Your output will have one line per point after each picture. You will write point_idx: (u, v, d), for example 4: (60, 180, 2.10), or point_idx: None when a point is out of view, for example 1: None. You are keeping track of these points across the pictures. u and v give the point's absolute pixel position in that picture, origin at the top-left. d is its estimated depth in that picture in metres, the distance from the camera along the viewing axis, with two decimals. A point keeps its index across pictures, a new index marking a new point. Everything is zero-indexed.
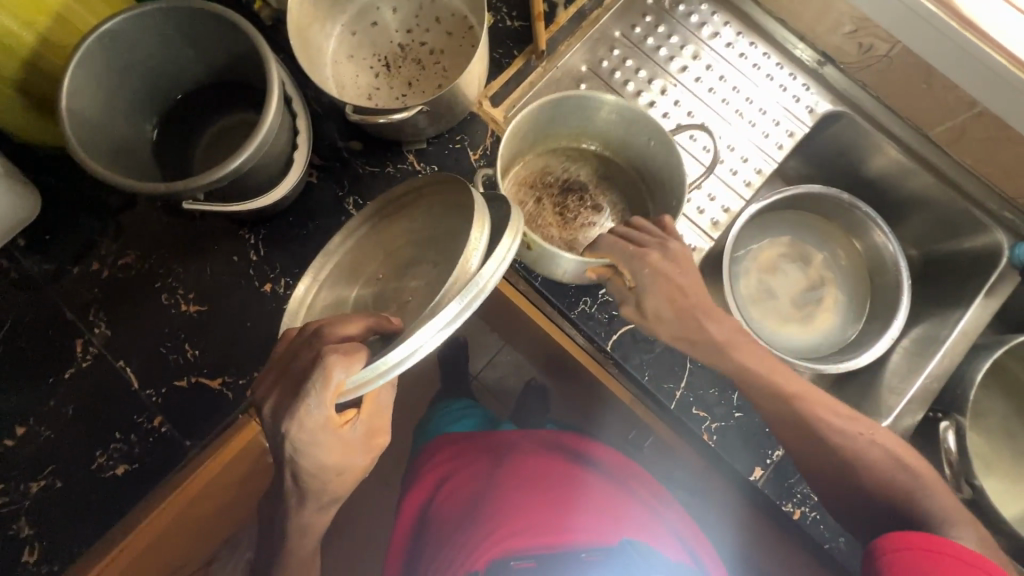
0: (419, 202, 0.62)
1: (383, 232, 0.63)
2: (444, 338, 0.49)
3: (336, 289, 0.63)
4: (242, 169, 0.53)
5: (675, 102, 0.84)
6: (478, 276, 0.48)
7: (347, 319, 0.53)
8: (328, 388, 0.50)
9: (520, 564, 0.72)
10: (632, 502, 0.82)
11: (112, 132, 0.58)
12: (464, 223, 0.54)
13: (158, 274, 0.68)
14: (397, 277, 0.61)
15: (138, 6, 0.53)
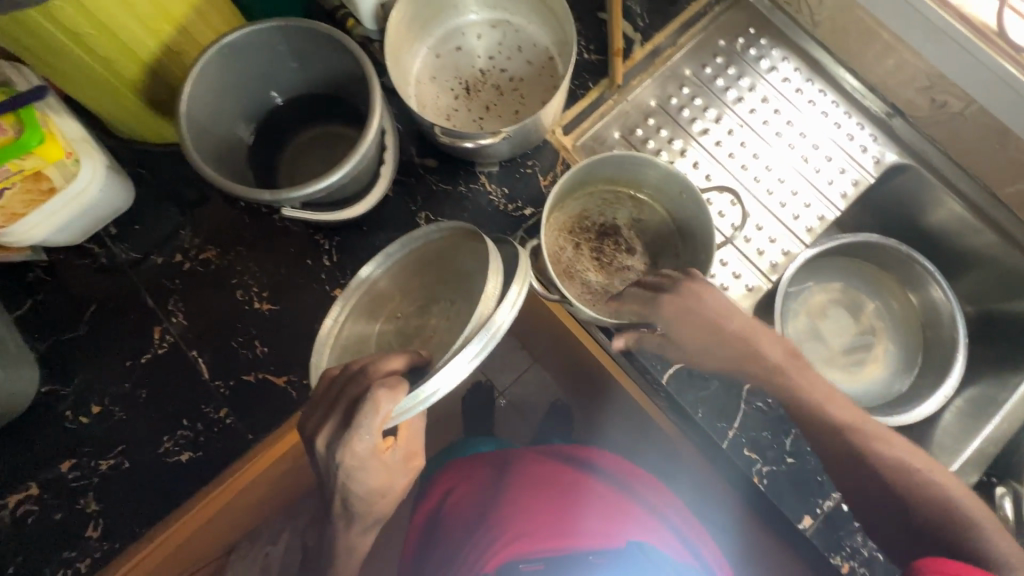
0: (431, 245, 0.63)
1: (407, 274, 0.65)
2: (475, 366, 0.51)
3: (360, 326, 0.65)
4: (339, 182, 0.56)
5: (741, 143, 0.85)
6: (498, 308, 0.52)
7: (384, 357, 0.54)
8: (377, 418, 0.51)
9: (529, 566, 0.71)
10: (640, 499, 0.79)
11: (215, 137, 0.62)
12: (479, 269, 0.57)
13: (235, 270, 0.72)
14: (420, 314, 0.64)
15: (256, 23, 0.57)
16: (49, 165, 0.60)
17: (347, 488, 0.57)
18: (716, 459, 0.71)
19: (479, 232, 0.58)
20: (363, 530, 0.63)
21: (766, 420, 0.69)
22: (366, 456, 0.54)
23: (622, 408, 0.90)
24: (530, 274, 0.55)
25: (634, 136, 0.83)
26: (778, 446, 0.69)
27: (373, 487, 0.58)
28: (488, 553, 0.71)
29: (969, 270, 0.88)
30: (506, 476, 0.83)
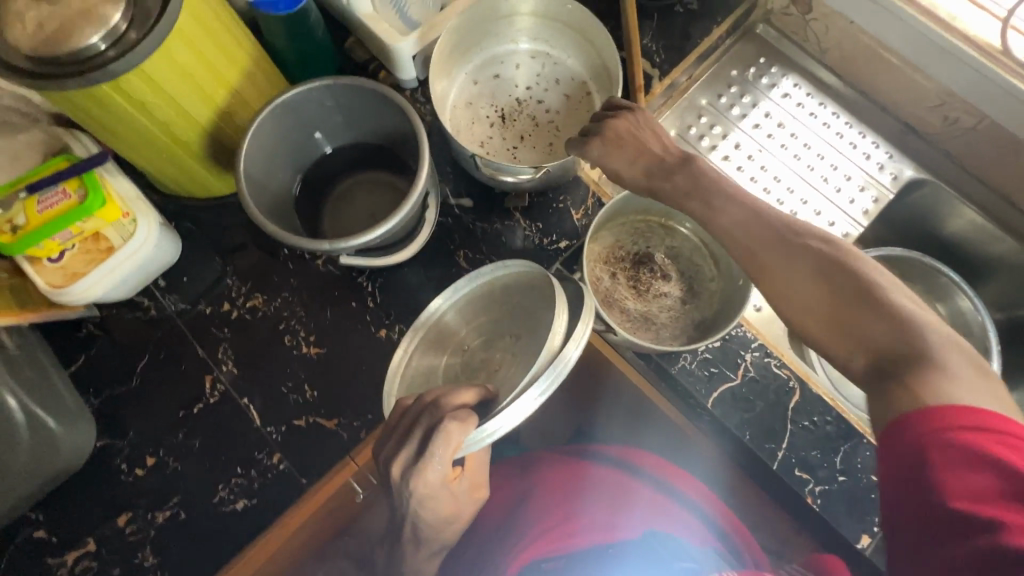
0: (496, 281, 0.67)
1: (472, 309, 0.69)
2: (540, 403, 0.52)
3: (426, 359, 0.69)
4: (391, 230, 0.59)
5: (761, 167, 0.88)
6: (564, 346, 0.54)
7: (457, 389, 0.57)
8: (448, 448, 0.52)
9: (551, 565, 0.68)
10: (645, 477, 0.74)
11: (268, 189, 0.65)
12: (547, 308, 0.59)
13: (283, 316, 0.73)
14: (484, 348, 0.68)
15: (309, 81, 0.61)
16: (108, 225, 0.63)
17: (418, 517, 0.59)
18: (766, 478, 0.71)
19: (545, 270, 0.61)
20: (429, 555, 0.65)
21: (815, 440, 0.70)
22: (436, 484, 0.56)
23: (658, 433, 0.86)
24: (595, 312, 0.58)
25: None
26: (829, 465, 0.69)
27: (439, 513, 0.60)
28: (511, 555, 0.68)
29: (995, 277, 0.88)
30: (513, 474, 0.79)
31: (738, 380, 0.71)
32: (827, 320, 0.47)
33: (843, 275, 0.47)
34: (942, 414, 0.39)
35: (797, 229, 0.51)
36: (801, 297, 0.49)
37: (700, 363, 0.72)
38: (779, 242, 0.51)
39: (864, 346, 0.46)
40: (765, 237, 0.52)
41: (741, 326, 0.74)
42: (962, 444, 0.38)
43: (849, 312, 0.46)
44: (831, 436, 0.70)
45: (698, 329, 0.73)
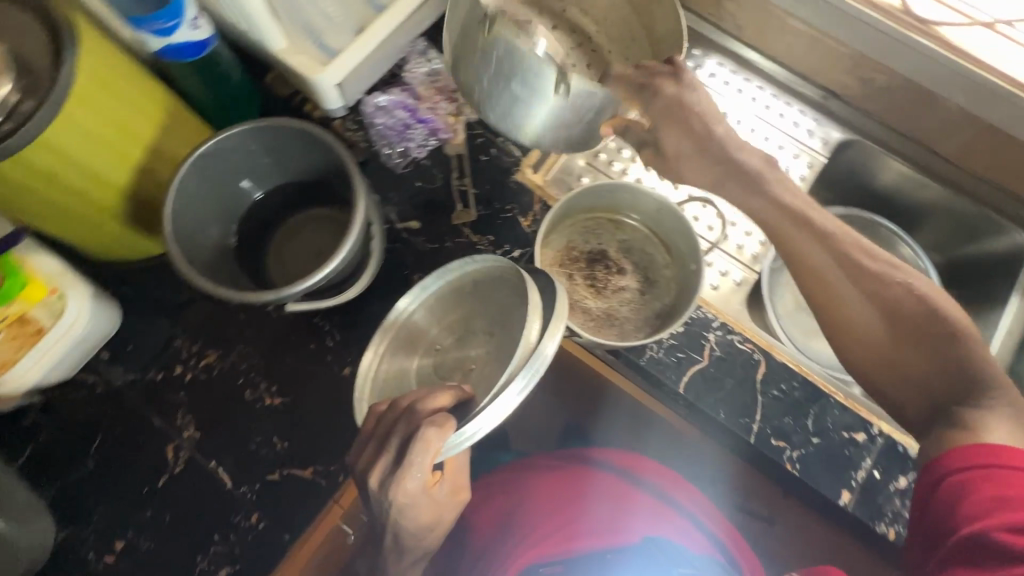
0: (465, 275, 0.66)
1: (441, 305, 0.67)
2: (522, 401, 0.53)
3: (398, 361, 0.67)
4: (336, 269, 0.57)
5: None
6: (538, 343, 0.54)
7: (433, 392, 0.56)
8: (428, 456, 0.51)
9: (549, 568, 0.70)
10: (647, 486, 0.73)
11: (203, 243, 0.63)
12: (519, 304, 0.59)
13: (241, 370, 0.71)
14: (457, 347, 0.66)
15: (228, 129, 0.59)
16: (35, 306, 0.60)
17: (398, 526, 0.55)
18: (746, 452, 0.73)
19: (515, 264, 0.61)
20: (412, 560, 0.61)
21: (786, 407, 0.72)
22: (417, 492, 0.53)
23: (654, 427, 0.87)
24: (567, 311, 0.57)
25: (598, 160, 0.88)
26: (802, 429, 0.71)
27: (420, 515, 0.56)
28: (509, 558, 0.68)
29: (927, 222, 0.93)
30: (507, 476, 0.77)
31: (705, 362, 0.73)
32: (888, 357, 0.52)
33: (902, 316, 0.52)
34: (976, 453, 0.47)
35: (868, 264, 0.53)
36: (862, 333, 0.53)
37: (667, 351, 0.73)
38: (852, 277, 0.53)
39: (924, 381, 0.51)
40: (840, 274, 0.53)
41: (700, 308, 0.75)
42: (992, 479, 0.46)
43: (909, 352, 0.52)
44: (800, 401, 0.72)
45: (660, 319, 0.74)
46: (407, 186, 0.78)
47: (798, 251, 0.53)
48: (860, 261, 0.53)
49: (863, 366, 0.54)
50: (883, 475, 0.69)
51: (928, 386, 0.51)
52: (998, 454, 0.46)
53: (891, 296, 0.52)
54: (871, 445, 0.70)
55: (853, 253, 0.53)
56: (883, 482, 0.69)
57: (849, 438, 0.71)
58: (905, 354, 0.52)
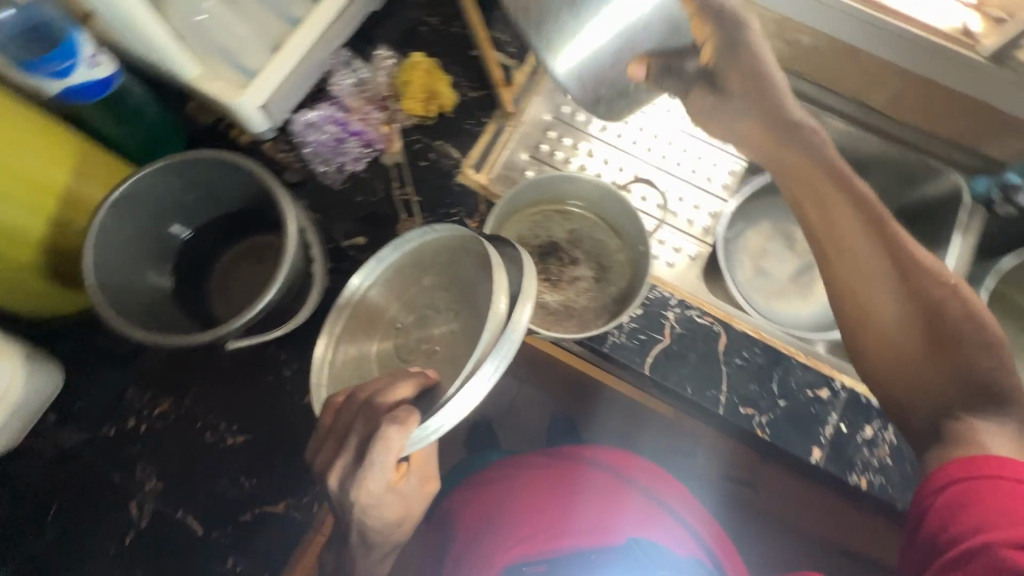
0: (425, 245, 0.65)
1: (399, 281, 0.66)
2: (495, 381, 0.53)
3: (355, 343, 0.65)
4: (276, 299, 0.55)
5: (638, 128, 0.90)
6: (507, 324, 0.54)
7: (394, 383, 0.54)
8: (389, 453, 0.50)
9: (533, 568, 0.70)
10: (635, 486, 0.75)
11: (135, 289, 0.60)
12: (483, 277, 0.58)
13: (197, 412, 0.68)
14: (418, 326, 0.65)
15: (143, 168, 0.56)
16: None
17: (364, 524, 0.54)
18: (717, 423, 0.74)
19: (477, 234, 0.59)
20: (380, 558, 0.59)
21: (750, 374, 0.73)
22: (381, 491, 0.52)
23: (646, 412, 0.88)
24: (535, 289, 0.57)
25: (541, 151, 0.88)
26: (768, 394, 0.72)
27: (387, 516, 0.55)
28: (493, 555, 0.69)
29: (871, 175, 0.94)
30: (495, 478, 0.77)
31: (667, 340, 0.73)
32: (897, 350, 0.54)
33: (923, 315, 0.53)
34: (971, 463, 0.47)
35: (917, 263, 0.54)
36: (878, 323, 0.55)
37: (628, 335, 0.73)
38: (892, 270, 0.54)
39: (925, 382, 0.53)
40: (879, 266, 0.54)
41: (656, 288, 0.75)
42: (989, 488, 0.46)
43: (919, 352, 0.53)
44: (762, 366, 0.73)
45: (617, 304, 0.74)
46: (347, 202, 0.77)
47: (842, 231, 0.55)
48: (908, 256, 0.54)
49: (869, 355, 0.56)
50: (849, 428, 0.71)
51: (933, 388, 0.52)
52: (999, 465, 0.46)
53: (932, 297, 0.53)
54: (835, 401, 0.72)
55: (907, 248, 0.54)
56: (851, 435, 0.70)
57: (813, 396, 0.72)
58: (916, 353, 0.53)
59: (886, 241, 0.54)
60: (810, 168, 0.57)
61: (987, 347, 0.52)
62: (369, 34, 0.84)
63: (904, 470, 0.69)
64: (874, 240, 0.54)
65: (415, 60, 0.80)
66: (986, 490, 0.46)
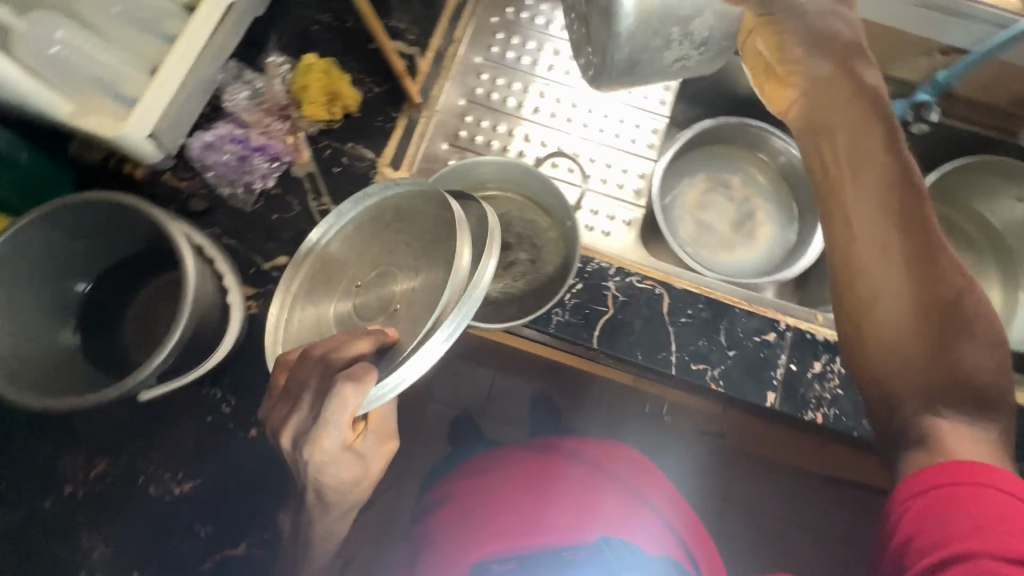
0: (387, 201, 0.63)
1: (358, 236, 0.64)
2: (448, 347, 0.53)
3: (310, 303, 0.62)
4: (184, 338, 0.52)
5: (556, 100, 0.89)
6: (468, 285, 0.54)
7: (349, 339, 0.52)
8: (345, 413, 0.49)
9: (502, 566, 0.66)
10: (613, 487, 0.74)
11: (34, 353, 0.56)
12: (448, 231, 0.56)
13: (137, 467, 0.65)
14: (375, 283, 0.61)
15: (14, 223, 0.52)
16: None
17: (317, 481, 0.53)
18: (671, 383, 0.74)
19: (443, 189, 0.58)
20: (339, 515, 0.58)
21: (698, 329, 0.73)
22: (337, 450, 0.51)
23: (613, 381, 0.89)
24: (495, 249, 0.57)
25: (460, 138, 0.85)
26: (717, 346, 0.72)
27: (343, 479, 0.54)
28: (462, 550, 0.68)
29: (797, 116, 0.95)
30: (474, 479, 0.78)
31: (611, 311, 0.72)
32: (896, 338, 0.51)
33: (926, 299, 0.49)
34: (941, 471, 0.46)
35: (942, 254, 0.50)
36: (881, 307, 0.51)
37: (572, 311, 0.72)
38: (916, 256, 0.49)
39: (922, 379, 0.50)
40: (888, 238, 0.50)
41: (593, 260, 0.74)
42: (954, 496, 0.45)
43: (922, 346, 0.50)
44: (708, 321, 0.73)
45: (555, 282, 0.74)
46: (263, 222, 0.73)
47: (862, 201, 0.50)
48: (935, 244, 0.49)
49: (864, 333, 0.53)
50: (799, 366, 0.72)
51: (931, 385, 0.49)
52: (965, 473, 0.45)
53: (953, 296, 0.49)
54: (782, 342, 0.73)
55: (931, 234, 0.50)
56: (801, 373, 0.72)
57: (761, 341, 0.73)
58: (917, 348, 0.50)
59: (914, 226, 0.49)
60: (861, 113, 0.50)
61: (991, 357, 0.49)
62: (258, 41, 0.79)
63: (854, 398, 0.70)
64: (901, 223, 0.49)
65: (309, 63, 0.76)
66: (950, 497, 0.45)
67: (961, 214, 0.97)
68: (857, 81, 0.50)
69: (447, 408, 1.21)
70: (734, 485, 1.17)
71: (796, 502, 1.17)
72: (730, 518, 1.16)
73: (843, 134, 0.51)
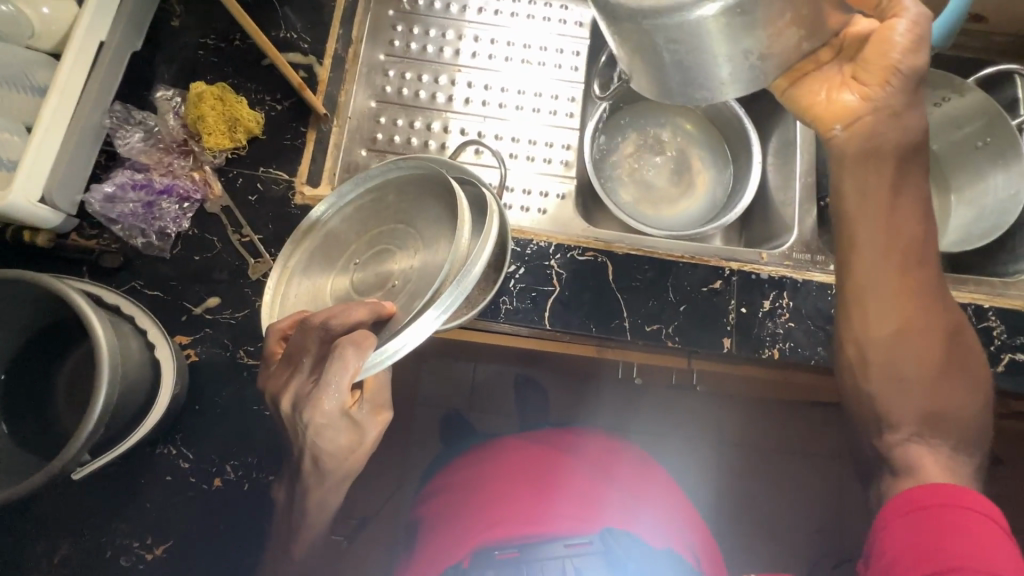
0: (388, 180, 0.61)
1: (358, 215, 0.61)
2: (442, 322, 0.50)
3: (308, 279, 0.61)
4: (112, 405, 0.50)
5: (469, 84, 0.87)
6: (467, 262, 0.51)
7: (348, 306, 0.50)
8: (347, 374, 0.48)
9: (504, 553, 0.63)
10: (615, 483, 0.74)
11: None
12: (450, 206, 0.54)
13: (103, 542, 0.62)
14: (374, 261, 0.59)
15: None
16: None
17: (316, 446, 0.53)
18: (633, 348, 0.74)
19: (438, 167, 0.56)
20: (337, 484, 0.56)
21: (646, 291, 0.73)
22: (337, 412, 0.51)
23: (579, 355, 0.89)
24: (491, 234, 0.54)
25: (378, 141, 0.83)
26: (667, 304, 0.73)
27: (344, 447, 0.54)
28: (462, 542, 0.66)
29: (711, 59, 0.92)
30: (471, 475, 0.76)
31: (558, 289, 0.72)
32: (898, 361, 0.59)
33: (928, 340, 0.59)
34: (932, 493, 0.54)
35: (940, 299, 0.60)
36: (881, 336, 0.60)
37: (520, 297, 0.71)
38: (909, 301, 0.59)
39: (916, 404, 0.59)
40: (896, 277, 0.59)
41: (532, 241, 0.74)
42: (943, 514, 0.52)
43: (919, 373, 0.59)
44: (655, 281, 0.73)
45: None
46: (185, 266, 0.70)
47: (876, 238, 0.59)
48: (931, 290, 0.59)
49: (870, 359, 0.60)
50: (749, 308, 0.73)
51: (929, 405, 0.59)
52: (952, 497, 0.53)
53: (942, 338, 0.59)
54: (730, 287, 0.73)
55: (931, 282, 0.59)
56: (752, 314, 0.73)
57: (709, 290, 0.73)
58: (913, 380, 0.59)
59: (915, 272, 0.59)
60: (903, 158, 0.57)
61: (972, 391, 0.59)
62: (142, 77, 0.74)
63: (806, 328, 0.72)
64: (907, 265, 0.59)
65: (199, 91, 0.72)
66: (937, 515, 0.53)
67: None
68: (920, 125, 0.55)
69: (430, 411, 1.19)
70: (721, 427, 1.20)
71: (782, 434, 1.20)
72: (724, 460, 1.19)
73: (888, 172, 0.57)
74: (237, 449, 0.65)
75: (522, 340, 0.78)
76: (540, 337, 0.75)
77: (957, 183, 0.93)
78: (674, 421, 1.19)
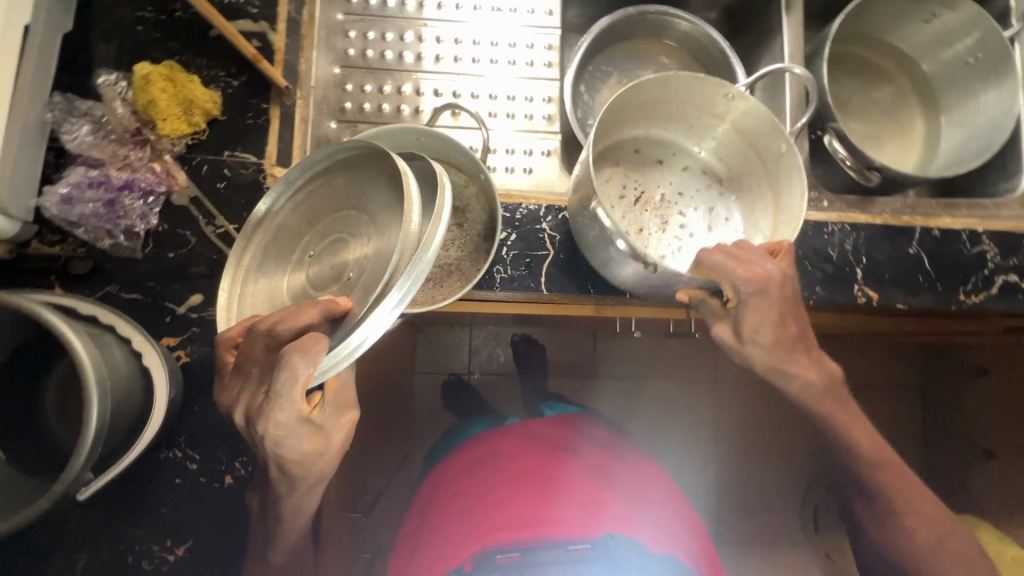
0: (338, 166, 0.57)
1: (311, 205, 0.58)
2: (399, 313, 0.50)
3: (265, 276, 0.58)
4: (105, 423, 0.47)
5: (437, 40, 0.81)
6: (419, 249, 0.49)
7: (298, 309, 0.48)
8: (298, 384, 0.47)
9: (506, 557, 0.63)
10: (618, 491, 0.74)
11: None
12: (396, 195, 0.52)
13: (122, 547, 0.62)
14: (327, 252, 0.56)
15: None
16: None
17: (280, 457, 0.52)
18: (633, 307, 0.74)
19: (381, 146, 0.52)
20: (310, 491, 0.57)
21: None
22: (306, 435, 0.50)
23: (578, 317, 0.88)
24: (447, 224, 0.52)
25: (347, 111, 0.78)
26: None
27: (309, 452, 0.53)
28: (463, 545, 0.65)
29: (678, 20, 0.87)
30: (474, 475, 0.75)
31: (552, 252, 0.70)
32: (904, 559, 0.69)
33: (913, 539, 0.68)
34: None
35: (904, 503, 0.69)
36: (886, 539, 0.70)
37: (514, 264, 0.69)
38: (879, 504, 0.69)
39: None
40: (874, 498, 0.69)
41: (521, 205, 0.71)
42: None
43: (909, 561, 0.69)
44: None
45: (487, 241, 0.72)
46: (161, 264, 0.66)
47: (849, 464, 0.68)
48: (909, 492, 0.69)
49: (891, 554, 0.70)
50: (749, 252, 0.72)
51: None
52: None
53: (924, 536, 0.68)
54: None
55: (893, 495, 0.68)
56: None
57: None
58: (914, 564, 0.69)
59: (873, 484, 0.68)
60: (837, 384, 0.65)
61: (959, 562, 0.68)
62: (79, 62, 0.68)
63: (803, 269, 0.72)
64: (871, 477, 0.68)
65: (144, 72, 0.65)
66: None
67: (874, 51, 0.95)
68: None
69: (432, 378, 1.19)
70: (719, 370, 1.22)
71: None
72: (724, 402, 1.21)
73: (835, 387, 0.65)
74: (243, 447, 0.64)
75: (520, 305, 0.77)
76: (539, 301, 0.74)
77: (948, 104, 0.91)
78: (672, 367, 1.22)
